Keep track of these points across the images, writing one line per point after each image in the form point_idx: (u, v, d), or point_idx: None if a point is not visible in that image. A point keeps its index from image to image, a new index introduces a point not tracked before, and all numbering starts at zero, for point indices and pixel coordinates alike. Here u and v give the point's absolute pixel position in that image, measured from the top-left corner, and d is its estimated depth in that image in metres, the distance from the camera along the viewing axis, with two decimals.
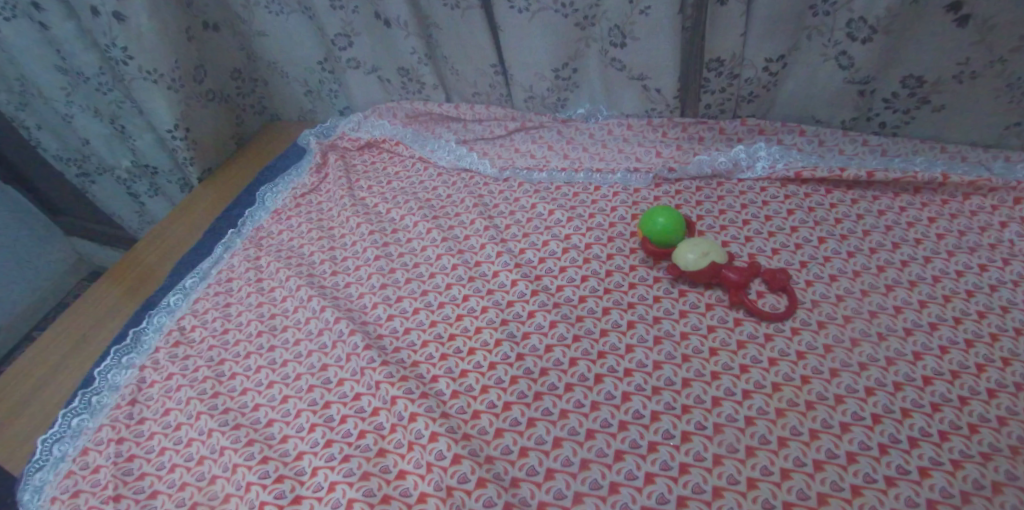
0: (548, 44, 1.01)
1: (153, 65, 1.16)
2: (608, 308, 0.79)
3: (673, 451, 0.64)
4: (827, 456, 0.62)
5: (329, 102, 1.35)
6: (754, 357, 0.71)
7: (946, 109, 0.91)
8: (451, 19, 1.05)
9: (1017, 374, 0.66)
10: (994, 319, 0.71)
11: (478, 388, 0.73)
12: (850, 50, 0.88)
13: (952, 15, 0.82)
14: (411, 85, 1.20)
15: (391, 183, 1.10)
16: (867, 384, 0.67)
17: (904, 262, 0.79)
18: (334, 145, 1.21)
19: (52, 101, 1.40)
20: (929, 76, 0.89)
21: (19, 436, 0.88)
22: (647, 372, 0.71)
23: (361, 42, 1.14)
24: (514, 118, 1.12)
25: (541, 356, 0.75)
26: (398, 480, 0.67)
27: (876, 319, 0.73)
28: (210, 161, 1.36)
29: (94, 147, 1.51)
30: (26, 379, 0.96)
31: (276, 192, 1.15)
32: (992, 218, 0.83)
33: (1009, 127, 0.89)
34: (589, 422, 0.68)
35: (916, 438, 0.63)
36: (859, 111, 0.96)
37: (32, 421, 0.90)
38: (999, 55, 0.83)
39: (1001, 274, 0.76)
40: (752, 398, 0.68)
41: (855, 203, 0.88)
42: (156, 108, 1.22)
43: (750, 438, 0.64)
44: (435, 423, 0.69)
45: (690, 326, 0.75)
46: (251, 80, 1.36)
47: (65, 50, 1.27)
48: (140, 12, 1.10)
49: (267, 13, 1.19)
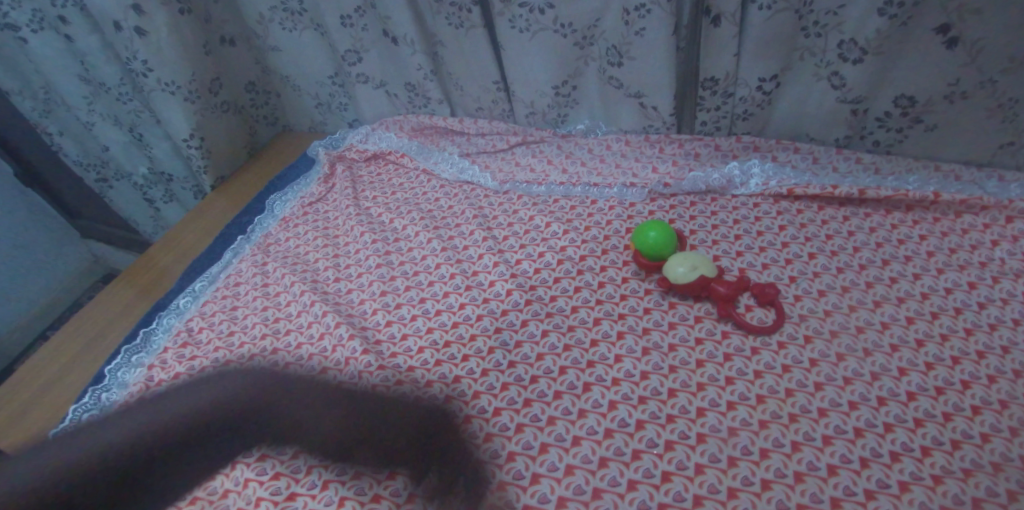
0: (548, 63, 1.04)
1: (171, 78, 1.21)
2: (599, 318, 0.81)
3: (656, 459, 0.66)
4: (807, 468, 0.63)
5: (339, 114, 1.39)
6: (740, 369, 0.73)
7: (939, 129, 0.93)
8: (455, 37, 1.08)
9: (1003, 392, 0.67)
10: (982, 337, 0.72)
11: (471, 394, 0.76)
12: (841, 70, 0.91)
13: (941, 37, 0.83)
14: (418, 99, 1.24)
15: (395, 194, 1.14)
16: (851, 398, 0.68)
17: (894, 279, 0.80)
18: (342, 157, 1.25)
19: (74, 109, 1.45)
20: (921, 97, 0.90)
21: (31, 430, 0.92)
22: (634, 382, 0.73)
23: (369, 57, 1.18)
24: (516, 133, 1.15)
25: (532, 365, 0.77)
26: (388, 480, 0.70)
27: (862, 334, 0.74)
28: (222, 170, 1.40)
29: (113, 153, 1.57)
30: (42, 374, 1.00)
31: (285, 201, 1.19)
32: (983, 237, 0.83)
33: (1003, 146, 0.90)
34: (575, 428, 0.70)
35: (898, 452, 0.63)
36: (852, 129, 0.98)
37: (44, 415, 0.94)
38: (990, 76, 0.84)
39: (990, 292, 0.77)
40: (736, 409, 0.69)
41: (847, 219, 0.89)
42: (172, 119, 1.27)
43: (732, 449, 0.66)
44: (425, 427, 0.73)
45: (679, 338, 0.77)
46: (264, 93, 1.41)
47: (88, 62, 1.33)
48: (161, 27, 1.15)
49: (280, 29, 1.24)
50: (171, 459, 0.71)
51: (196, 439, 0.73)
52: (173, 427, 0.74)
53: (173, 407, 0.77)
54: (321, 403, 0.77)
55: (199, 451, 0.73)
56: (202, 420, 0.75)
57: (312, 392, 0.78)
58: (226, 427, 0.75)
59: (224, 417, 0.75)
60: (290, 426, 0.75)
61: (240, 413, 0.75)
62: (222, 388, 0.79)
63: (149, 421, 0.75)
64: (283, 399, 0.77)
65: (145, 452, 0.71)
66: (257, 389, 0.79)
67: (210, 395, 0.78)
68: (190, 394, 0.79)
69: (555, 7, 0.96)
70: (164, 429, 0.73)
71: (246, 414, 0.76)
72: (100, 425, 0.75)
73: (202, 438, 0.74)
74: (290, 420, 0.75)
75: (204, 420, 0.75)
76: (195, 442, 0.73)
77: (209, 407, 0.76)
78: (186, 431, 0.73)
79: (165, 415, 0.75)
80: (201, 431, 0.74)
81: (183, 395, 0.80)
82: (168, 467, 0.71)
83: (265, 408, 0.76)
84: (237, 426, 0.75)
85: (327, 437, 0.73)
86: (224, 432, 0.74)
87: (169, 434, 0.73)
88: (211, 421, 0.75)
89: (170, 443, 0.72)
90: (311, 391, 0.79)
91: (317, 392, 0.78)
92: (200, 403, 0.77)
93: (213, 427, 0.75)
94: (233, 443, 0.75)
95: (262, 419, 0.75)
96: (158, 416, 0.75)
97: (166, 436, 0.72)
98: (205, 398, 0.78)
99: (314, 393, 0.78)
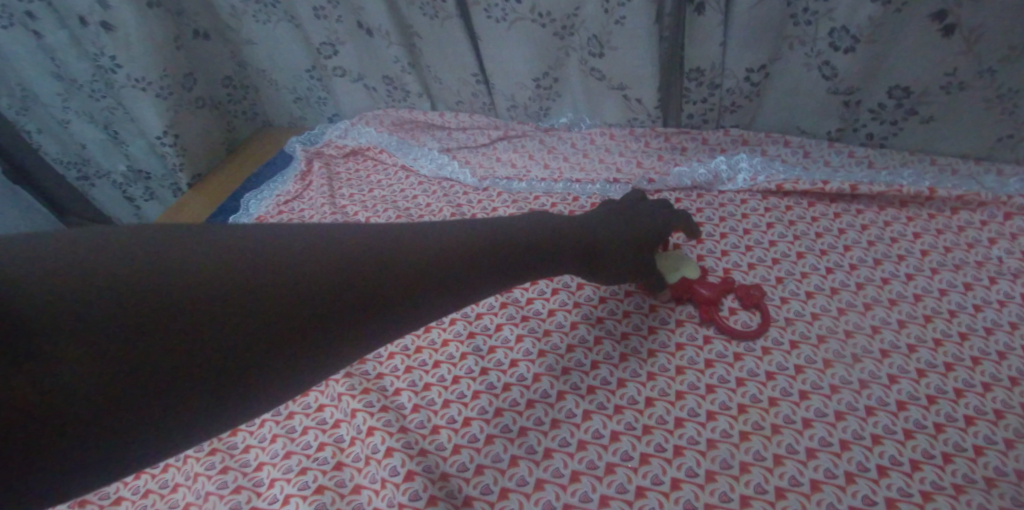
0: (527, 55, 1.00)
1: (141, 74, 1.18)
2: (576, 322, 0.78)
3: (631, 473, 0.63)
4: (790, 483, 0.60)
5: (318, 109, 1.36)
6: (722, 376, 0.69)
7: (935, 121, 0.88)
8: (432, 29, 1.04)
9: (998, 401, 0.63)
10: (977, 342, 0.68)
11: (440, 403, 0.72)
12: (832, 60, 0.87)
13: (937, 25, 0.79)
14: (397, 93, 1.20)
15: (373, 191, 1.10)
16: (837, 408, 0.65)
17: (885, 279, 0.76)
18: (320, 153, 1.21)
19: (48, 107, 1.42)
20: (916, 88, 0.86)
21: None
22: (610, 390, 0.70)
23: (345, 50, 1.14)
24: (498, 127, 1.11)
25: (505, 371, 0.74)
26: (352, 494, 0.65)
27: (851, 339, 0.71)
28: (200, 167, 1.37)
29: (90, 151, 1.54)
30: None
31: (260, 200, 1.16)
32: (981, 234, 0.79)
33: (1002, 139, 0.86)
34: (547, 440, 0.67)
35: (886, 466, 0.60)
36: (844, 121, 0.94)
37: None
38: (988, 65, 0.80)
39: (987, 294, 0.73)
40: (716, 419, 0.66)
41: (838, 216, 0.85)
42: (145, 115, 1.24)
43: (711, 462, 0.62)
44: (392, 438, 0.68)
45: (659, 343, 0.74)
46: (242, 88, 1.36)
47: (59, 58, 1.30)
48: (128, 21, 1.12)
49: (254, 22, 1.20)
50: (250, 308, 0.42)
51: (290, 285, 0.44)
52: (273, 281, 0.44)
53: (267, 251, 0.45)
54: (572, 226, 0.68)
55: (264, 347, 0.42)
56: (333, 263, 0.47)
57: (426, 240, 0.54)
58: (334, 305, 0.46)
59: (325, 281, 0.46)
60: (437, 292, 0.53)
61: (368, 271, 0.49)
62: (327, 247, 0.48)
63: (211, 255, 0.43)
64: (549, 231, 0.64)
65: (242, 290, 0.42)
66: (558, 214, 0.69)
67: (254, 249, 0.45)
68: (319, 243, 0.48)
69: None
70: (278, 294, 0.43)
71: (402, 263, 0.51)
72: (100, 241, 0.40)
73: (306, 311, 0.45)
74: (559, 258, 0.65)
75: (340, 276, 0.47)
76: (316, 301, 0.45)
77: (288, 269, 0.45)
78: (275, 281, 0.44)
79: (251, 258, 0.44)
80: (321, 300, 0.45)
81: (297, 242, 0.47)
82: (224, 344, 0.41)
83: (507, 232, 0.60)
84: (356, 322, 0.47)
85: (572, 242, 0.66)
86: (363, 297, 0.48)
87: (258, 291, 0.43)
88: (325, 286, 0.46)
89: (251, 298, 0.42)
90: (459, 231, 0.57)
91: (432, 241, 0.54)
92: (305, 256, 0.46)
93: (345, 283, 0.47)
94: (340, 314, 0.46)
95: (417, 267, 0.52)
96: (271, 254, 0.45)
97: (225, 277, 0.42)
98: (323, 247, 0.48)
99: (439, 227, 0.57)
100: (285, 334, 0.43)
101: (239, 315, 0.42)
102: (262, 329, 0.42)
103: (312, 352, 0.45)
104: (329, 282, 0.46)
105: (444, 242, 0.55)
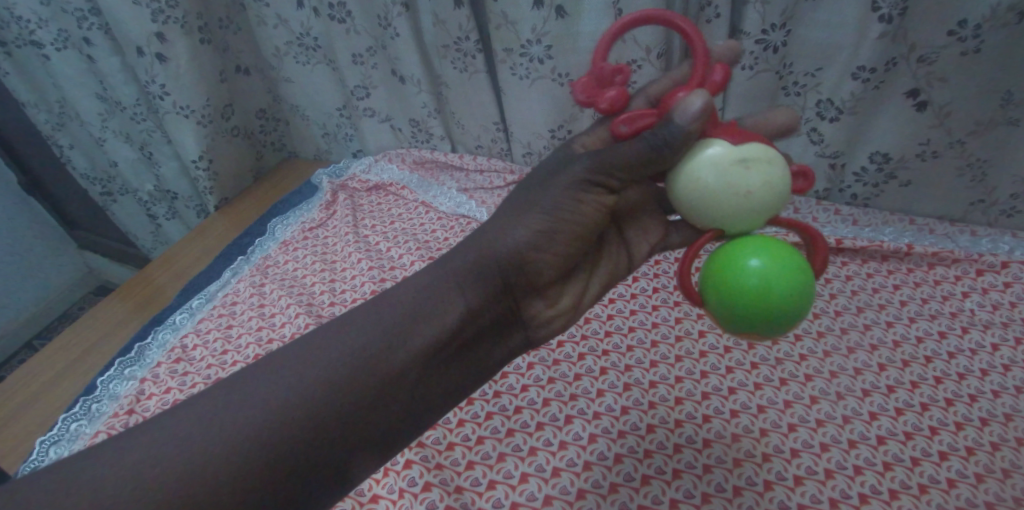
0: (544, 107, 1.10)
1: (187, 102, 1.26)
2: (584, 354, 0.86)
3: (633, 493, 0.69)
4: (779, 506, 0.66)
5: (344, 144, 1.45)
6: (717, 407, 0.77)
7: (912, 185, 0.98)
8: (459, 79, 1.15)
9: (969, 439, 0.70)
10: (950, 385, 0.76)
11: (456, 422, 0.79)
12: (819, 127, 0.97)
13: (911, 101, 0.89)
14: (421, 134, 1.30)
15: (394, 223, 1.18)
16: (822, 440, 0.72)
17: (867, 325, 0.84)
18: (345, 186, 1.29)
19: (87, 125, 1.51)
20: (894, 154, 0.95)
21: (14, 418, 0.98)
22: (614, 417, 0.77)
23: (377, 93, 1.25)
24: (512, 172, 1.20)
25: (516, 395, 0.81)
26: (371, 503, 0.70)
27: (836, 378, 0.78)
28: (228, 192, 1.45)
29: (121, 170, 1.62)
30: (43, 374, 1.05)
31: (286, 225, 1.23)
32: (955, 288, 0.88)
33: (974, 203, 0.96)
34: (555, 460, 0.73)
35: (867, 494, 0.66)
36: (831, 182, 1.03)
37: (19, 409, 1.00)
38: (958, 137, 0.90)
39: (960, 342, 0.81)
40: (711, 446, 0.72)
41: (824, 267, 0.94)
42: (184, 140, 1.32)
43: (706, 485, 0.69)
44: (410, 451, 0.74)
45: (659, 376, 0.81)
46: (274, 120, 1.47)
47: (107, 82, 1.38)
48: (181, 54, 1.21)
49: (294, 63, 1.30)
50: (288, 439, 0.53)
51: (311, 411, 0.54)
52: (238, 446, 0.51)
53: (172, 450, 0.50)
54: (425, 298, 0.61)
55: (320, 456, 0.54)
56: (252, 437, 0.52)
57: (348, 342, 0.57)
58: (318, 421, 0.54)
59: (270, 430, 0.52)
60: (413, 367, 0.59)
61: (327, 385, 0.55)
62: (241, 409, 0.53)
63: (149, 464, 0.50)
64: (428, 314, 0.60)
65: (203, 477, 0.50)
66: (401, 290, 0.62)
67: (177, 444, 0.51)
68: (257, 392, 0.54)
69: (554, 58, 1.02)
70: (227, 492, 0.50)
71: (353, 365, 0.56)
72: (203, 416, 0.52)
73: (258, 468, 0.51)
74: (492, 313, 0.64)
75: (269, 434, 0.52)
76: (298, 434, 0.53)
77: (255, 430, 0.52)
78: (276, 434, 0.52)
79: (258, 409, 0.53)
80: (292, 429, 0.53)
81: (193, 428, 0.52)
82: (276, 470, 0.52)
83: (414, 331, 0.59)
84: (325, 449, 0.54)
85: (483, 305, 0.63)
86: (310, 431, 0.53)
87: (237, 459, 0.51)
88: (282, 426, 0.53)
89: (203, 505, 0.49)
90: (365, 335, 0.58)
91: (322, 366, 0.56)
92: (245, 420, 0.52)
93: (282, 438, 0.52)
94: (301, 454, 0.53)
95: (348, 372, 0.56)
96: (194, 442, 0.51)
97: (264, 426, 0.52)
98: (224, 429, 0.52)
99: (335, 337, 0.58)
100: (330, 441, 0.54)
101: (282, 448, 0.52)
102: (302, 460, 0.53)
103: (311, 488, 0.54)
104: (342, 397, 0.55)
105: (345, 359, 0.56)
